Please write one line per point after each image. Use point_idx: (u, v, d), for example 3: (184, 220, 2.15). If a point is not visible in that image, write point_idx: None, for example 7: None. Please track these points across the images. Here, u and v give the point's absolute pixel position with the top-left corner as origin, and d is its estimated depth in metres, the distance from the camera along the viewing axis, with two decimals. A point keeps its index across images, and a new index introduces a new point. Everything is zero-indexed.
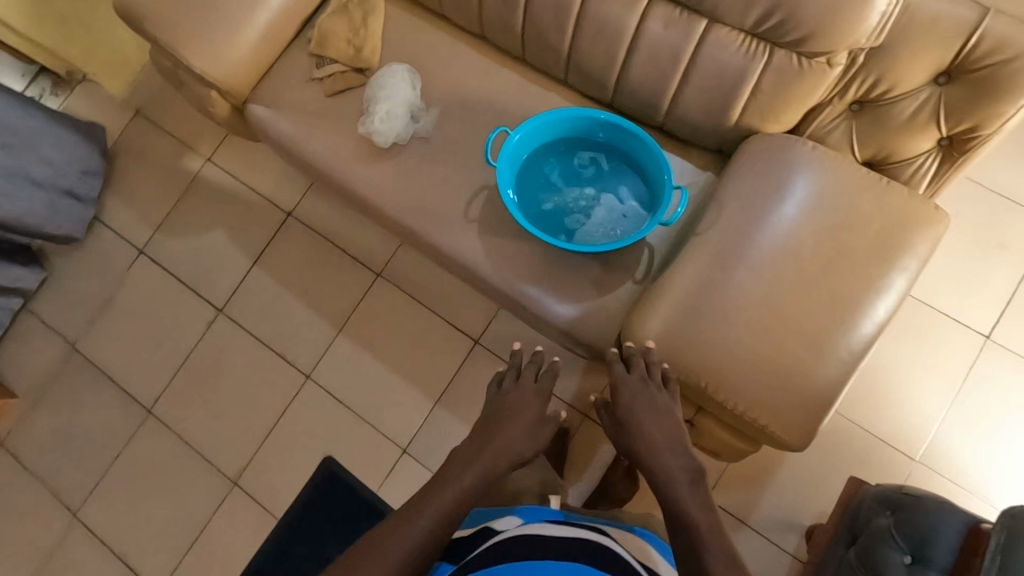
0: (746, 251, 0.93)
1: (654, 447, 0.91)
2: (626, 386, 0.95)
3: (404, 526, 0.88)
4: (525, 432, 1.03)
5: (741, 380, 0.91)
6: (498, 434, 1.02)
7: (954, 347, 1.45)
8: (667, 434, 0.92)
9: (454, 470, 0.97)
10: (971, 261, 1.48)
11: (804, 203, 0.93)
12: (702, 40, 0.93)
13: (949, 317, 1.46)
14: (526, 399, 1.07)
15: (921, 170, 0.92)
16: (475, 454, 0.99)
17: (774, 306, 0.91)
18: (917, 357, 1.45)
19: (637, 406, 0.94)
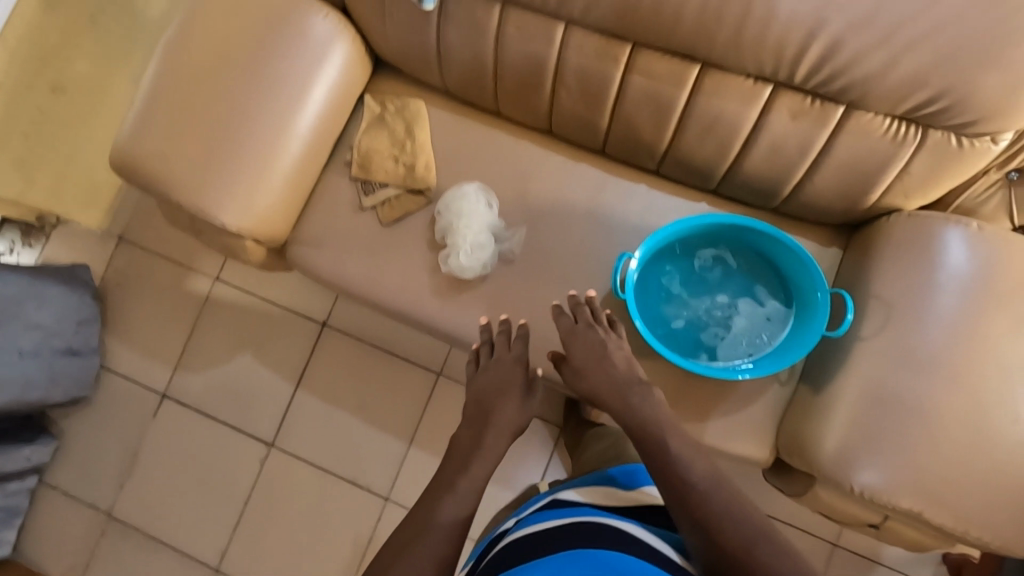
0: (926, 357, 0.83)
1: (614, 391, 0.85)
2: (567, 337, 0.89)
3: (423, 545, 0.76)
4: (507, 410, 0.88)
5: (949, 496, 0.81)
6: (489, 419, 0.87)
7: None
8: (623, 373, 0.85)
9: (449, 476, 0.84)
10: None
11: (981, 291, 0.83)
12: (840, 126, 0.83)
13: None
14: (508, 373, 0.90)
15: None
16: (465, 452, 0.85)
17: (974, 412, 0.80)
18: None
19: (585, 349, 0.87)
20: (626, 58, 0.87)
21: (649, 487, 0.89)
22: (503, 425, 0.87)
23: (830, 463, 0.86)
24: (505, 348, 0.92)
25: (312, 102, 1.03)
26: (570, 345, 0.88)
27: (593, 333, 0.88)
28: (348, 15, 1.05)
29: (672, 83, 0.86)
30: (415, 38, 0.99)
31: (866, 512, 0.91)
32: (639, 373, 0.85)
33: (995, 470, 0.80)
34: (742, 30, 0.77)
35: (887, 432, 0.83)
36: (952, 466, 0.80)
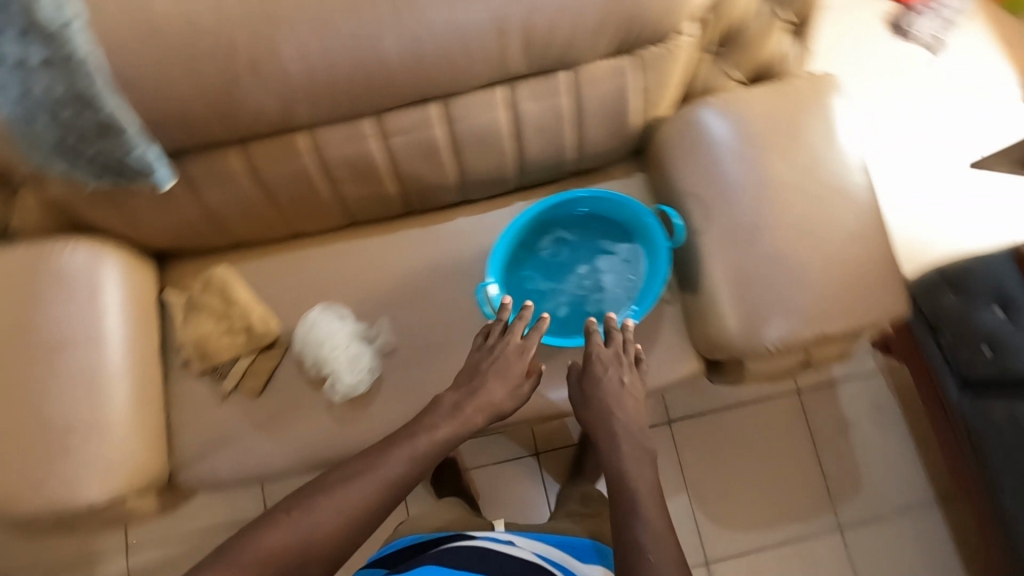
0: (744, 215, 0.95)
1: (610, 426, 0.88)
2: (601, 362, 0.90)
3: (365, 479, 0.80)
4: (500, 390, 0.87)
5: (832, 306, 0.92)
6: (479, 388, 0.87)
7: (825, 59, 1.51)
8: (629, 420, 0.88)
9: (413, 427, 0.85)
10: None
11: (748, 144, 0.96)
12: (573, 85, 0.91)
13: None
14: (512, 363, 0.88)
15: (787, 57, 0.99)
16: (442, 419, 0.84)
17: (802, 234, 0.93)
18: None
19: (608, 381, 0.89)
20: (374, 127, 0.89)
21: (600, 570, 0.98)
22: (493, 401, 0.86)
23: (741, 339, 0.95)
24: (527, 340, 0.89)
25: (111, 331, 0.95)
26: (599, 373, 0.90)
27: (617, 365, 0.90)
28: (95, 231, 0.98)
29: (425, 126, 0.90)
30: (176, 215, 0.94)
31: (790, 360, 1.00)
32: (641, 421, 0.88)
33: (846, 265, 0.93)
34: (450, 56, 0.82)
35: (761, 290, 0.94)
36: (818, 282, 0.93)
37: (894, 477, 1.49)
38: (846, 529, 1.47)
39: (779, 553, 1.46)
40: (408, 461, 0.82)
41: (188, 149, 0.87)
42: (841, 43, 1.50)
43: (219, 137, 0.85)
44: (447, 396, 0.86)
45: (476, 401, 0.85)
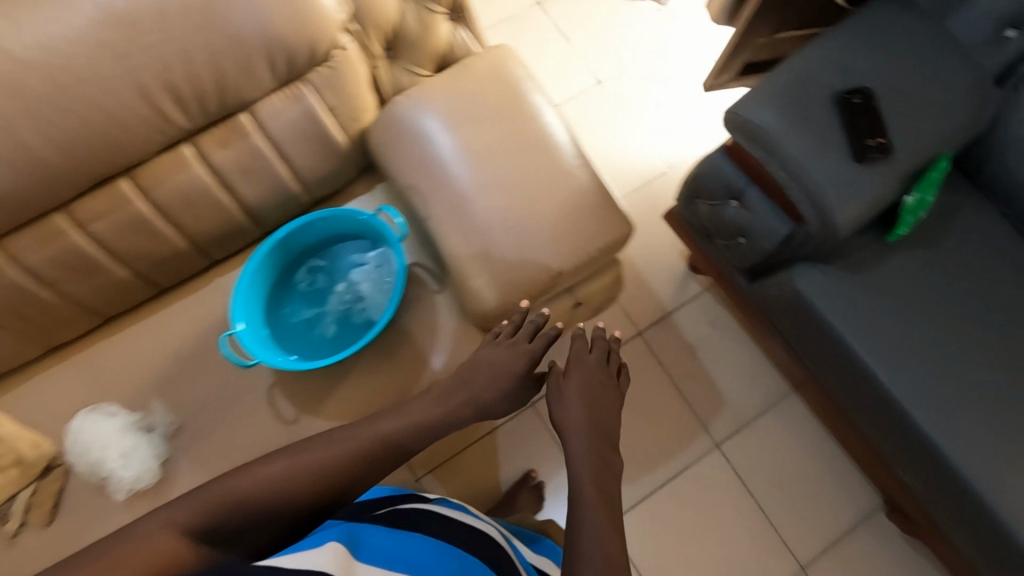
0: (461, 191, 1.01)
1: (589, 425, 0.90)
2: (586, 368, 0.96)
3: (351, 442, 0.79)
4: (494, 383, 0.88)
5: (559, 246, 1.01)
6: (476, 379, 0.88)
7: (549, 53, 1.83)
8: (602, 423, 0.92)
9: (410, 410, 0.85)
10: (547, 52, 1.83)
11: (443, 129, 1.03)
12: (258, 123, 0.95)
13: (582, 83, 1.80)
14: (514, 357, 0.90)
15: (462, 43, 1.07)
16: (436, 404, 0.85)
17: (514, 192, 1.02)
18: (599, 124, 1.76)
19: (586, 387, 0.95)
20: (69, 221, 0.89)
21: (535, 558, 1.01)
22: (492, 390, 0.87)
23: (497, 303, 0.99)
24: (544, 338, 0.93)
25: None
26: (582, 380, 0.95)
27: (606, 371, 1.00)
28: None
29: (122, 204, 0.91)
30: None
31: (559, 304, 1.07)
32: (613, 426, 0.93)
33: (561, 208, 1.02)
34: (106, 133, 0.83)
35: (499, 250, 1.00)
36: (541, 229, 1.01)
37: (748, 383, 1.59)
38: (723, 445, 1.55)
39: (672, 488, 1.51)
40: (396, 430, 0.82)
41: None
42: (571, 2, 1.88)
43: None
44: (455, 381, 0.88)
45: (476, 391, 0.87)
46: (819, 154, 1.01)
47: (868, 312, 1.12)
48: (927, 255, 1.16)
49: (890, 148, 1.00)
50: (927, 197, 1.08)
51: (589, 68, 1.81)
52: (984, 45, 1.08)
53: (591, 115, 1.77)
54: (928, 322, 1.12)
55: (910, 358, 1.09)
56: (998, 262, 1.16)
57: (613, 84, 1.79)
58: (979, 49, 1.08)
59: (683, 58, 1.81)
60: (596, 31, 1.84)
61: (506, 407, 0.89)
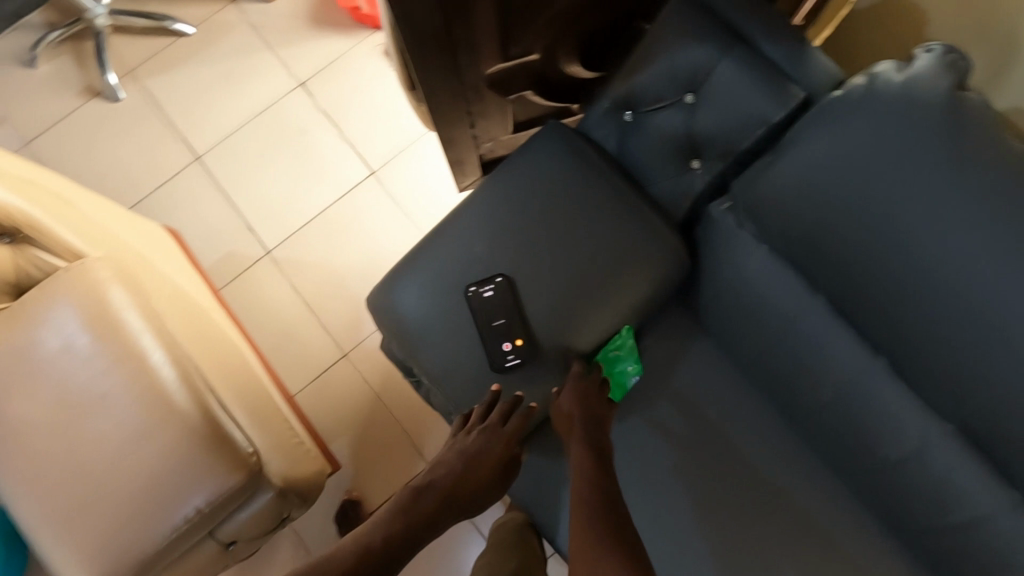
0: (36, 456, 0.85)
1: (597, 459, 0.77)
2: (576, 394, 0.82)
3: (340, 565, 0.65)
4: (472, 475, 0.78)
5: (154, 508, 0.83)
6: (457, 488, 0.77)
7: (318, 149, 1.61)
8: (601, 448, 0.79)
9: (396, 528, 0.71)
10: (313, 147, 1.62)
11: (13, 380, 0.87)
12: None
13: (352, 179, 1.59)
14: (486, 451, 0.79)
15: (40, 261, 0.91)
16: (400, 516, 0.72)
17: (98, 449, 0.85)
18: (375, 224, 1.56)
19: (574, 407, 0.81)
20: None
21: None
22: (466, 486, 0.77)
23: None
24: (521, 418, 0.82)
25: None
26: (575, 406, 0.81)
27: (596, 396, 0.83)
28: None
29: None
30: None
31: (197, 555, 0.91)
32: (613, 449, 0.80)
33: (156, 460, 0.84)
34: None
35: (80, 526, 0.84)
36: (132, 492, 0.84)
37: None
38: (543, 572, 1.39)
39: None
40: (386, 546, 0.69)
41: None
42: (336, 80, 1.65)
43: None
44: (424, 480, 0.77)
45: (456, 491, 0.77)
46: (455, 357, 0.85)
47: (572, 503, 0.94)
48: (648, 419, 0.96)
49: (535, 346, 0.84)
50: (615, 374, 0.93)
51: (362, 159, 1.60)
52: (669, 177, 0.87)
53: (368, 216, 1.57)
54: (645, 509, 0.93)
55: None
56: (734, 417, 0.96)
57: (388, 174, 1.59)
58: (663, 183, 0.88)
59: None
60: (365, 112, 1.63)
61: (478, 504, 0.79)
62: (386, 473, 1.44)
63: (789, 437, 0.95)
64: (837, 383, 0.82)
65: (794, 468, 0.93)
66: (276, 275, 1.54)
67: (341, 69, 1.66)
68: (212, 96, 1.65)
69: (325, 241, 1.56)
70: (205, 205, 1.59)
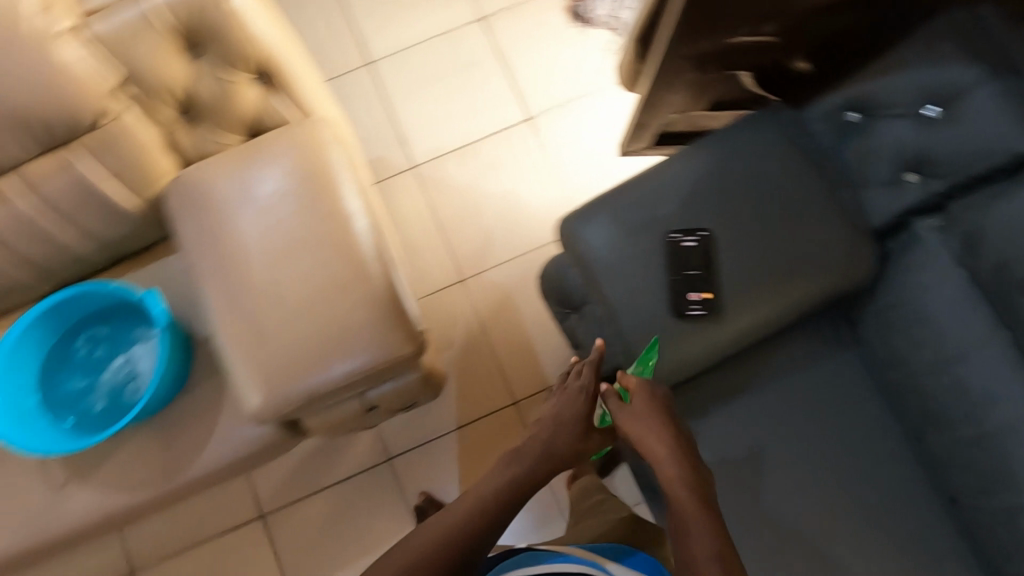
0: (240, 279, 0.94)
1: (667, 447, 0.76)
2: (640, 388, 0.84)
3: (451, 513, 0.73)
4: (572, 452, 0.84)
5: (332, 353, 0.92)
6: (545, 444, 0.83)
7: (481, 85, 1.67)
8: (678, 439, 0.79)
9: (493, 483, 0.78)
10: (478, 81, 1.67)
11: (235, 208, 0.96)
12: (23, 186, 0.89)
13: (507, 120, 1.65)
14: (567, 410, 0.86)
15: (278, 109, 0.98)
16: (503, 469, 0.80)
17: (294, 289, 0.93)
18: (519, 168, 1.62)
19: (674, 424, 0.80)
20: None
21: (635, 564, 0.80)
22: (557, 444, 0.83)
23: (259, 411, 0.92)
24: (618, 403, 0.83)
25: None
26: (643, 401, 0.82)
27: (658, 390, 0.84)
28: None
29: None
30: None
31: (347, 408, 0.99)
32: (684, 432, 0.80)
33: (343, 315, 0.93)
34: None
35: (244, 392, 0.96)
36: (316, 336, 0.92)
37: (621, 471, 1.44)
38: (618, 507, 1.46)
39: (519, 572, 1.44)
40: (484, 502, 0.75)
41: None
42: (516, 23, 1.70)
43: None
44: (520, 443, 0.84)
45: (545, 445, 0.83)
46: (636, 296, 0.89)
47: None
48: (776, 409, 1.00)
49: (720, 307, 0.87)
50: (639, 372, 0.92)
51: (521, 104, 1.65)
52: (879, 185, 0.91)
53: (512, 158, 1.62)
54: (755, 489, 0.98)
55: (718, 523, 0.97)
56: (859, 431, 0.99)
57: (542, 125, 1.64)
58: (869, 189, 0.92)
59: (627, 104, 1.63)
60: (535, 61, 1.68)
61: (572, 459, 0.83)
62: (473, 398, 1.52)
63: (906, 463, 0.98)
64: (990, 423, 0.84)
65: (905, 493, 0.97)
66: (415, 190, 1.62)
67: (523, 14, 1.70)
68: (396, 9, 1.72)
69: (467, 171, 1.62)
70: (366, 109, 1.67)
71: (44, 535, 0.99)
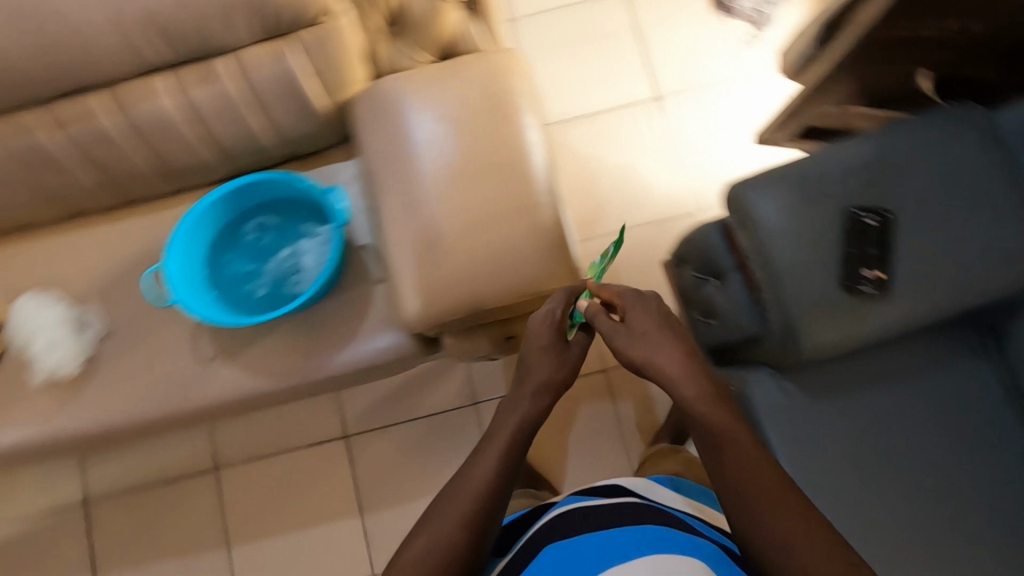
0: (418, 191, 0.98)
1: (681, 368, 0.81)
2: (634, 309, 0.86)
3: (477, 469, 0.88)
4: (561, 376, 0.93)
5: (497, 274, 0.96)
6: (529, 382, 0.92)
7: (617, 58, 1.68)
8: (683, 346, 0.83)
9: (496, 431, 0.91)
10: (614, 52, 1.68)
11: (421, 123, 0.99)
12: (236, 69, 0.93)
13: (638, 96, 1.65)
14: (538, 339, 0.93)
15: (474, 35, 1.01)
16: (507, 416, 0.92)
17: (469, 208, 0.97)
18: (644, 144, 1.63)
19: (674, 334, 0.84)
20: (47, 119, 0.94)
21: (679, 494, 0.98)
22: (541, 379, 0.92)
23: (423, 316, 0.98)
24: (611, 321, 0.87)
25: None
26: (640, 323, 0.84)
27: (642, 304, 0.86)
28: None
29: (96, 117, 0.94)
30: None
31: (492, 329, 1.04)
32: (679, 332, 0.84)
33: (512, 240, 0.96)
34: (73, 42, 0.85)
35: (391, 297, 1.04)
36: (485, 256, 0.96)
37: None
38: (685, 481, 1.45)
39: None
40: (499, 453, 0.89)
41: None
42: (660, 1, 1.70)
43: None
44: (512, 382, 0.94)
45: (531, 381, 0.92)
46: (802, 265, 0.91)
47: (812, 442, 1.00)
48: (909, 404, 1.01)
49: (888, 284, 0.89)
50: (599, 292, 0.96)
51: (654, 81, 1.66)
52: None
53: (636, 133, 1.64)
54: (871, 475, 0.99)
55: (840, 511, 0.97)
56: (988, 439, 1.00)
57: (672, 105, 1.64)
58: None
59: (762, 96, 1.62)
60: (674, 41, 1.68)
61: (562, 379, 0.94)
62: None
63: None
64: None
65: None
66: None
67: None
68: None
69: (590, 139, 1.64)
70: None
71: (188, 403, 1.05)
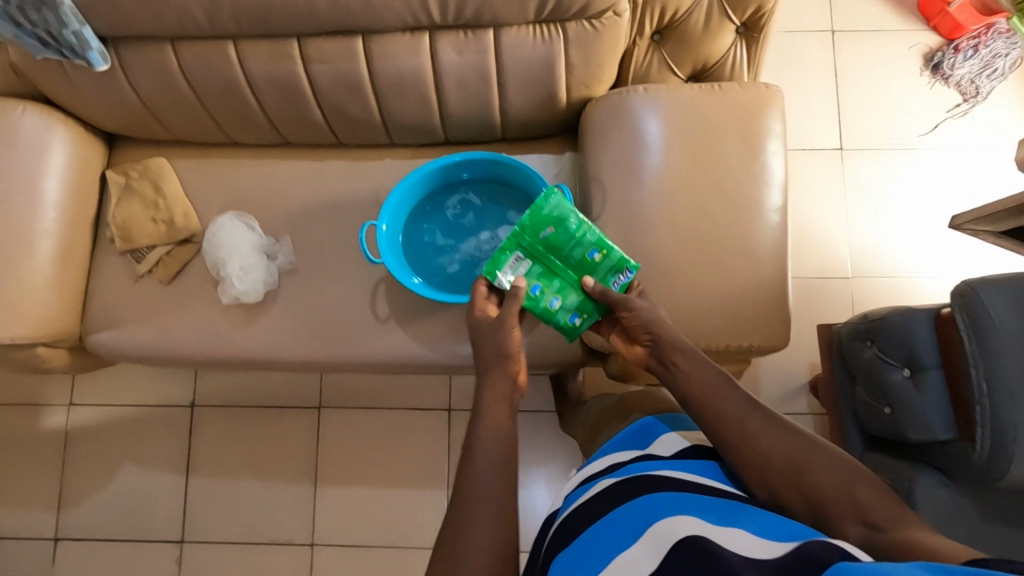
0: (644, 211, 0.95)
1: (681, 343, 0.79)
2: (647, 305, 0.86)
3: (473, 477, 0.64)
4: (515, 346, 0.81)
5: (705, 314, 0.93)
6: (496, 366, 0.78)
7: (809, 97, 1.60)
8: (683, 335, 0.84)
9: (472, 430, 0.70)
10: (807, 91, 1.60)
11: (661, 142, 0.95)
12: (497, 45, 0.91)
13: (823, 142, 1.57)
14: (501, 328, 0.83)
15: (736, 62, 0.97)
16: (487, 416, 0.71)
17: (692, 241, 0.94)
18: (818, 193, 1.55)
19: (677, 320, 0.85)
20: (297, 51, 0.93)
21: (667, 434, 0.74)
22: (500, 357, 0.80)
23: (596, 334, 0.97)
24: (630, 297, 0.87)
25: (49, 192, 1.04)
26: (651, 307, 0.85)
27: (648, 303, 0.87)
28: (65, 110, 1.08)
29: (347, 60, 0.93)
30: (117, 100, 1.02)
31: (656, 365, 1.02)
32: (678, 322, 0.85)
33: (731, 283, 0.93)
34: None
35: None
36: (697, 294, 0.93)
37: None
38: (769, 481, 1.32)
39: None
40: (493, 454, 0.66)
41: (122, 36, 0.94)
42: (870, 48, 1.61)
43: (149, 30, 0.91)
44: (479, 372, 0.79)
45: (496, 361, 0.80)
46: None
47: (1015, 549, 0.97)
48: None
49: None
50: (545, 240, 0.90)
51: (842, 131, 1.58)
52: None
53: (810, 180, 1.56)
54: None
55: None
56: None
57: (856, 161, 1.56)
58: None
59: (957, 173, 1.53)
60: (874, 93, 1.59)
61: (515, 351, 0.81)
62: None
63: None
64: None
65: None
66: None
67: (882, 42, 1.60)
68: None
69: None
70: None
71: (354, 355, 1.06)
